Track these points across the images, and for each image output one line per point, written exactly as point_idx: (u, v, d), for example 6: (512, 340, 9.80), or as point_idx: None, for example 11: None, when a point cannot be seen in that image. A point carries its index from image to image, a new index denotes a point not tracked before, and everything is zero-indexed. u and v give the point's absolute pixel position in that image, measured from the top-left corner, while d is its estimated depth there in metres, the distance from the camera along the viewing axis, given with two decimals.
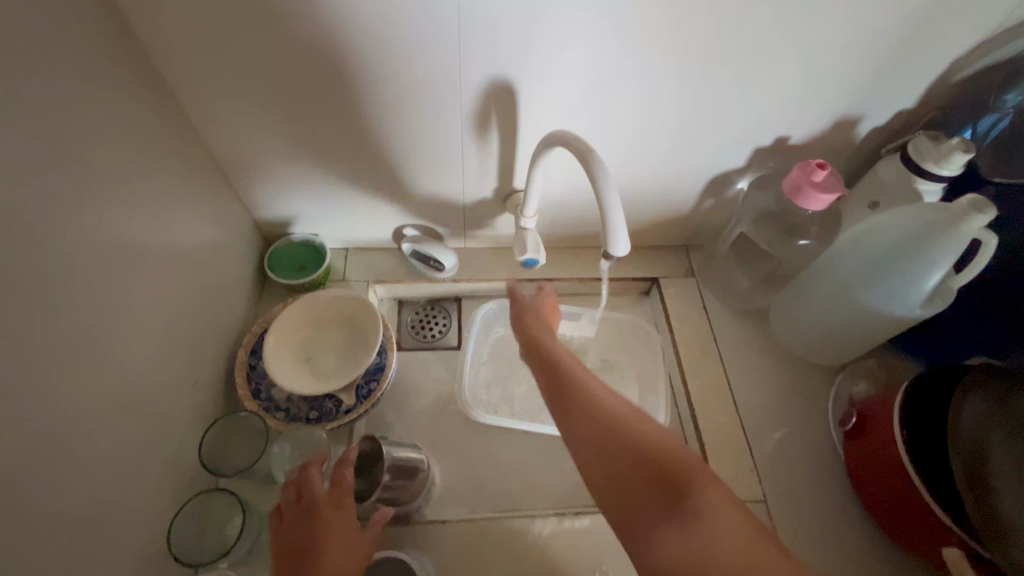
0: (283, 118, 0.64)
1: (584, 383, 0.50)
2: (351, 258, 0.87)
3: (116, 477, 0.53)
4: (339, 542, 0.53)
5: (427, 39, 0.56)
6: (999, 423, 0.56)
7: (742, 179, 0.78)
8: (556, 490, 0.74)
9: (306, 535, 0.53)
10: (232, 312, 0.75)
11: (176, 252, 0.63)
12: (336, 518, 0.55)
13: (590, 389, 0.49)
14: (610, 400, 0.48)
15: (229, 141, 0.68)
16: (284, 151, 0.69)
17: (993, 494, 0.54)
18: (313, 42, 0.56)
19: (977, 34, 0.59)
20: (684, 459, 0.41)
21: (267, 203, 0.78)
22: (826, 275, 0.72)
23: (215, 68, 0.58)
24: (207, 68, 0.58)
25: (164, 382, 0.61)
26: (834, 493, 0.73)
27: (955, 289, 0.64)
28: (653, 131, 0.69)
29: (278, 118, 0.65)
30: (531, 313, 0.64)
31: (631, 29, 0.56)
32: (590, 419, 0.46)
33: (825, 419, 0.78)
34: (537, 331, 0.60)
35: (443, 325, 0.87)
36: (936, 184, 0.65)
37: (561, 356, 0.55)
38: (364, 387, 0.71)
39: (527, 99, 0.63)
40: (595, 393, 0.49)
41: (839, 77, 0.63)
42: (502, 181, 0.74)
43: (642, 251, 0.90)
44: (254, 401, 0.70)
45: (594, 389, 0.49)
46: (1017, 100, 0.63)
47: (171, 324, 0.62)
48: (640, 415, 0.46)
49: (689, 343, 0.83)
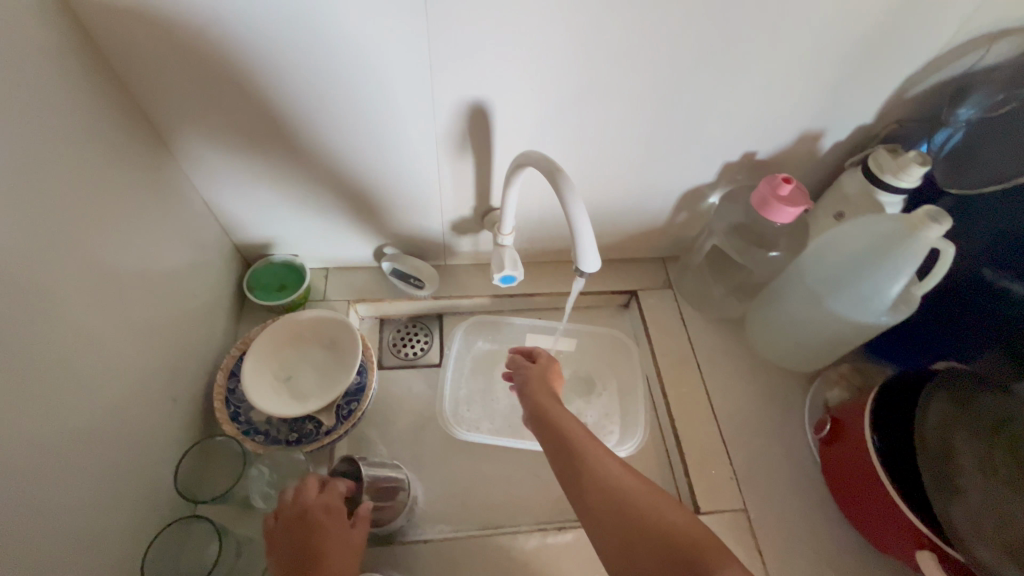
0: (260, 142, 0.65)
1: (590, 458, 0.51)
2: (331, 277, 0.87)
3: (91, 506, 0.52)
4: (341, 545, 0.54)
5: (400, 64, 0.57)
6: (963, 423, 0.58)
7: (713, 193, 0.80)
8: (540, 504, 0.74)
9: (304, 543, 0.53)
10: (210, 334, 0.75)
11: (153, 276, 0.63)
12: (334, 523, 0.55)
13: (595, 465, 0.50)
14: (617, 476, 0.49)
15: (208, 165, 0.68)
16: (263, 174, 0.70)
17: (959, 495, 0.56)
18: (291, 68, 0.56)
19: (928, 53, 0.62)
20: (695, 540, 0.42)
21: (246, 224, 0.78)
22: (796, 285, 0.74)
23: (191, 94, 0.59)
24: (183, 94, 0.59)
25: (141, 407, 0.60)
26: (813, 499, 0.74)
27: (918, 295, 0.66)
28: (626, 148, 0.71)
29: (255, 143, 0.65)
30: (534, 380, 0.65)
31: (599, 52, 0.58)
32: (599, 504, 0.47)
33: (802, 425, 0.79)
34: (540, 402, 0.61)
35: (425, 342, 0.87)
36: (896, 196, 0.68)
37: (564, 427, 0.56)
38: (344, 408, 0.71)
39: (500, 121, 0.64)
40: (600, 469, 0.50)
41: (801, 94, 0.65)
42: (479, 199, 0.76)
43: (620, 264, 0.92)
44: (233, 423, 0.69)
45: (600, 465, 0.50)
46: (969, 115, 0.65)
47: (148, 349, 0.62)
48: (648, 493, 0.47)
49: (669, 354, 0.84)
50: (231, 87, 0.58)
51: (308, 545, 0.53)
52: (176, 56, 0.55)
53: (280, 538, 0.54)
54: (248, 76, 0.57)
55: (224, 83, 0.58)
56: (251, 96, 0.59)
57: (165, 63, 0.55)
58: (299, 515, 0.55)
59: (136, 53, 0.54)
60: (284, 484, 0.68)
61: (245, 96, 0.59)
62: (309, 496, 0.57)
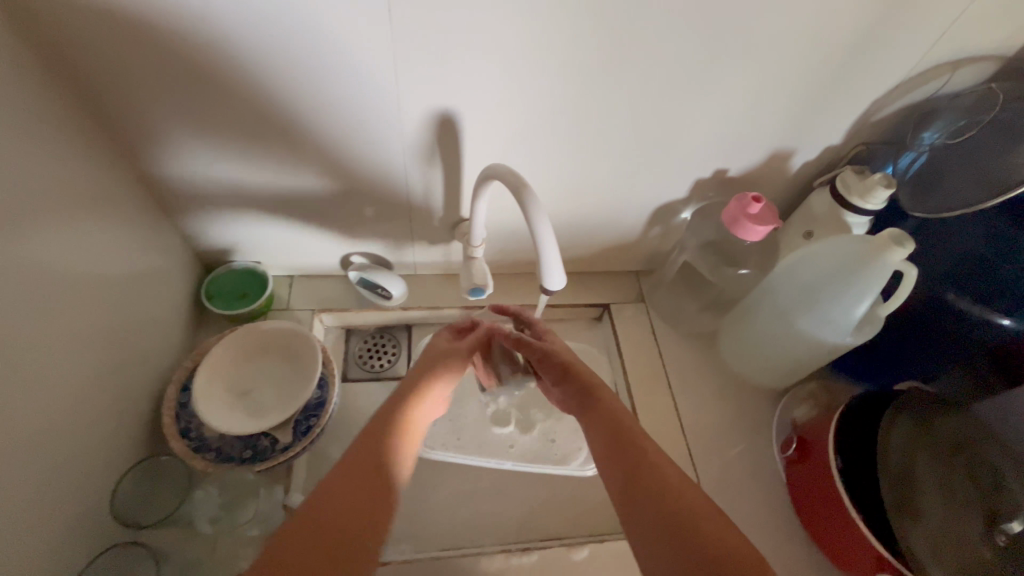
0: (242, 149, 0.63)
1: (636, 443, 0.50)
2: (295, 286, 0.84)
3: (24, 533, 0.48)
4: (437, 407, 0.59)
5: (371, 72, 0.55)
6: (925, 445, 0.60)
7: (686, 210, 0.80)
8: (505, 523, 0.72)
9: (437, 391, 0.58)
10: (163, 345, 0.71)
11: (102, 284, 0.60)
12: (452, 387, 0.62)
13: (643, 452, 0.49)
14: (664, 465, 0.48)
15: (180, 172, 0.65)
16: (238, 180, 0.67)
17: (916, 521, 0.57)
18: (257, 70, 0.54)
19: (896, 78, 0.63)
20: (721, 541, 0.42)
21: (205, 230, 0.75)
22: (767, 303, 0.74)
23: (169, 99, 0.56)
24: (158, 99, 0.56)
25: (83, 425, 0.56)
26: (779, 517, 0.74)
27: (883, 315, 0.67)
28: (599, 161, 0.70)
29: (236, 150, 0.63)
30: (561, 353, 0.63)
31: (573, 65, 0.57)
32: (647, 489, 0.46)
33: (769, 442, 0.79)
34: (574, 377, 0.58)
35: (392, 354, 0.85)
36: (862, 217, 0.69)
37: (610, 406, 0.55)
38: (302, 424, 0.68)
39: (471, 131, 0.63)
40: (649, 456, 0.49)
41: (773, 114, 0.65)
42: (448, 210, 0.74)
43: (593, 277, 0.91)
44: (182, 440, 0.65)
45: (648, 452, 0.49)
46: (932, 139, 0.67)
47: (94, 362, 0.58)
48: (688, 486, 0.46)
49: (640, 370, 0.83)
50: (213, 93, 0.56)
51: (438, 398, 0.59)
52: (153, 58, 0.52)
53: (425, 370, 0.59)
54: (212, 79, 0.54)
55: (183, 83, 0.55)
56: (216, 98, 0.56)
57: (137, 65, 0.52)
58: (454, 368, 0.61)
59: (103, 52, 0.51)
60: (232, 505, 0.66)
61: (209, 98, 0.56)
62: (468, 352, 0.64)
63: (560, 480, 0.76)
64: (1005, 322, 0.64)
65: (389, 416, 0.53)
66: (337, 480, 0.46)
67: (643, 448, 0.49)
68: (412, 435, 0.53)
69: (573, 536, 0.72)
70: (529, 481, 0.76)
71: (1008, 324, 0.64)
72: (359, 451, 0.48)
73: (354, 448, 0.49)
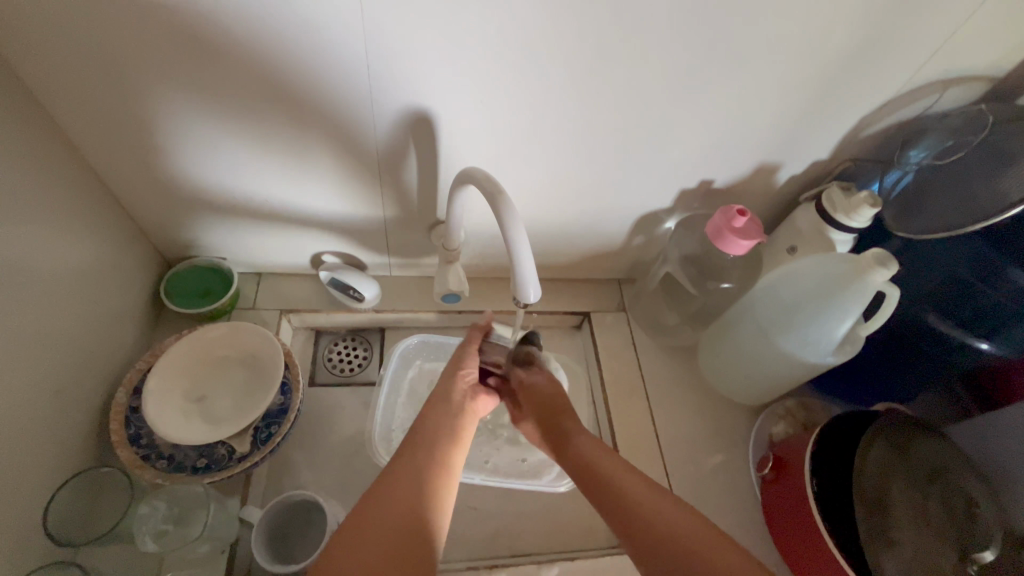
0: (222, 143, 0.59)
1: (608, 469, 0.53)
2: (264, 284, 0.81)
3: None
4: (465, 444, 0.58)
5: (343, 64, 0.51)
6: (900, 471, 0.59)
7: (670, 220, 0.79)
8: (471, 536, 0.70)
9: (454, 426, 0.58)
10: (115, 344, 0.67)
11: (45, 281, 0.56)
12: (471, 417, 0.60)
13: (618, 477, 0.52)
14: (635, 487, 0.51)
15: (161, 167, 0.61)
16: (209, 168, 0.62)
17: (893, 548, 0.54)
18: (210, 57, 0.50)
19: (885, 95, 0.61)
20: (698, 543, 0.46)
21: (167, 227, 0.70)
22: (746, 319, 0.72)
23: (155, 86, 0.52)
24: (141, 87, 0.52)
25: (15, 432, 0.52)
26: (753, 536, 0.73)
27: (863, 335, 0.66)
28: (585, 167, 0.67)
29: (213, 143, 0.59)
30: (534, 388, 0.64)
31: (552, 66, 0.54)
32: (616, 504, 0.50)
33: (745, 459, 0.78)
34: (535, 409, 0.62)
35: (363, 357, 0.82)
36: (846, 234, 0.68)
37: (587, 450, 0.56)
38: (262, 432, 0.66)
39: (449, 132, 0.60)
40: (624, 480, 0.52)
41: (760, 127, 0.64)
42: (424, 211, 0.70)
43: (574, 285, 0.89)
44: (131, 447, 0.63)
45: (621, 477, 0.52)
46: (919, 158, 0.65)
47: (34, 363, 0.55)
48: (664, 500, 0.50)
49: (617, 381, 0.81)
50: (200, 82, 0.52)
51: (458, 431, 0.58)
52: (115, 44, 0.48)
53: (434, 411, 0.59)
54: (158, 66, 0.50)
55: (127, 70, 0.50)
56: (163, 87, 0.52)
57: (88, 49, 0.48)
58: (448, 401, 0.60)
59: (60, 33, 0.46)
60: (182, 518, 0.62)
61: (156, 87, 0.52)
62: (463, 381, 0.63)
63: (531, 493, 0.74)
64: (984, 346, 0.64)
65: (410, 468, 0.52)
66: (364, 539, 0.45)
67: (619, 477, 0.52)
68: (447, 478, 0.53)
69: (542, 553, 0.70)
70: (499, 493, 0.74)
71: (986, 348, 0.64)
72: (379, 516, 0.46)
73: (370, 505, 0.48)
